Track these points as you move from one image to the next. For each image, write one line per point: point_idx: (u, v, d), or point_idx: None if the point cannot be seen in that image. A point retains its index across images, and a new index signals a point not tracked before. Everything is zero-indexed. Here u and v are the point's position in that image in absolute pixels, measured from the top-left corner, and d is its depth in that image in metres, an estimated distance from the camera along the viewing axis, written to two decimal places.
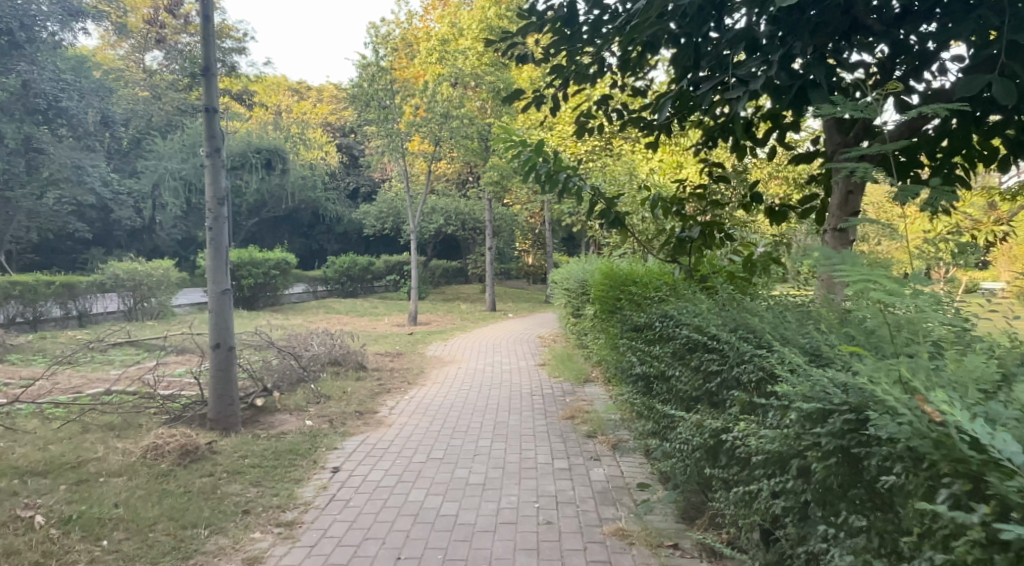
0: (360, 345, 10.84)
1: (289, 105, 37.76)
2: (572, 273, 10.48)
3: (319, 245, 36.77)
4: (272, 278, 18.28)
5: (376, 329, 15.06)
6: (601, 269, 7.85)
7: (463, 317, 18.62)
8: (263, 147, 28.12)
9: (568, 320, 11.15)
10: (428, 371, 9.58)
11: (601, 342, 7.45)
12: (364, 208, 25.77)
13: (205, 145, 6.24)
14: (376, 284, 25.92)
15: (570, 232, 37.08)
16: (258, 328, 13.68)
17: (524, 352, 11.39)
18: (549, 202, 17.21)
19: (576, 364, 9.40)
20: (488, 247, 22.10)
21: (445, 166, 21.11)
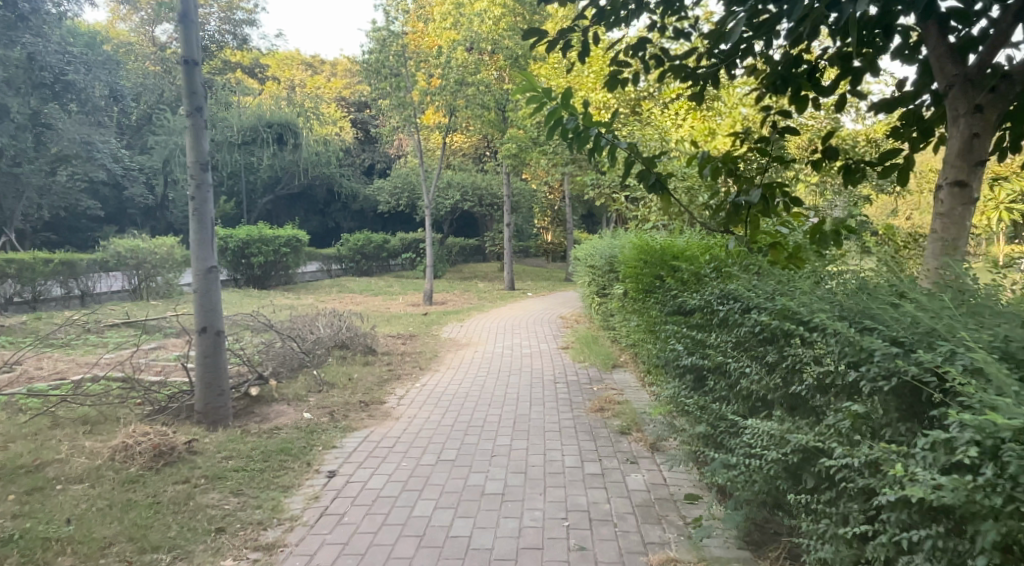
0: (369, 327, 10.16)
1: (302, 80, 36.90)
2: (598, 250, 9.69)
3: (335, 223, 36.19)
4: (284, 256, 17.62)
5: (390, 309, 14.39)
6: (631, 245, 7.08)
7: (480, 296, 17.92)
8: (274, 120, 27.33)
9: (593, 300, 10.40)
10: (441, 355, 8.89)
11: (633, 325, 6.69)
12: (379, 184, 25.05)
13: (185, 103, 5.54)
14: (391, 262, 25.29)
15: (591, 209, 36.13)
16: (266, 308, 13.07)
17: (545, 333, 10.66)
18: (570, 175, 16.34)
19: (603, 348, 8.65)
20: (506, 223, 21.30)
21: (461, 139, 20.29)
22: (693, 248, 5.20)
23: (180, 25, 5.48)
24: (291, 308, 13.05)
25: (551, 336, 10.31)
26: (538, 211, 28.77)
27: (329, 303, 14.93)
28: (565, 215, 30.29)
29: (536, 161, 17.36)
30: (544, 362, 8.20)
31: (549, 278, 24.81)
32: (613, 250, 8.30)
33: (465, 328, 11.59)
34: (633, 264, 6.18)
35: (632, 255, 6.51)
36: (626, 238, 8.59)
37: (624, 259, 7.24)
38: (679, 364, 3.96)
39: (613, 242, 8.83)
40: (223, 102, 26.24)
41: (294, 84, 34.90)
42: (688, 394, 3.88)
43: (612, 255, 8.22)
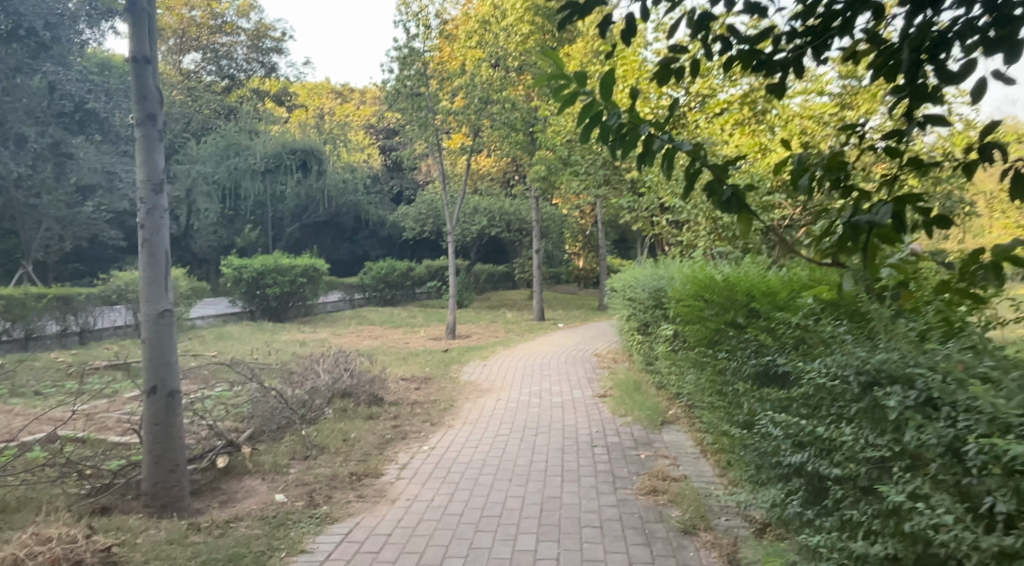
0: (380, 370, 9.00)
1: (331, 107, 36.42)
2: (638, 281, 8.43)
3: (363, 251, 35.50)
4: (301, 287, 16.55)
5: (409, 344, 13.26)
6: (684, 277, 5.80)
7: (508, 328, 16.73)
8: (297, 147, 26.45)
9: (634, 337, 9.12)
10: (459, 404, 7.67)
11: (690, 377, 5.38)
12: (403, 210, 24.13)
13: (133, 108, 4.49)
14: (416, 291, 24.29)
15: (624, 235, 34.89)
16: (273, 345, 12.04)
17: (579, 375, 9.42)
18: (603, 197, 15.13)
19: (648, 398, 7.34)
20: (536, 251, 20.11)
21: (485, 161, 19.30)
22: (777, 286, 3.94)
23: (127, 15, 4.46)
24: (301, 346, 11.99)
25: (585, 379, 9.01)
26: (569, 236, 27.59)
27: (344, 339, 13.87)
28: (597, 240, 29.04)
29: (567, 185, 16.21)
30: (580, 416, 6.91)
31: (581, 307, 23.53)
32: (659, 282, 7.03)
33: (489, 368, 10.37)
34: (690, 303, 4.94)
35: (687, 292, 5.24)
36: (675, 267, 7.30)
37: (674, 292, 5.96)
38: (783, 463, 2.71)
39: (659, 272, 7.54)
40: (247, 129, 25.81)
41: (323, 112, 34.41)
42: (801, 512, 2.61)
43: (658, 287, 6.92)
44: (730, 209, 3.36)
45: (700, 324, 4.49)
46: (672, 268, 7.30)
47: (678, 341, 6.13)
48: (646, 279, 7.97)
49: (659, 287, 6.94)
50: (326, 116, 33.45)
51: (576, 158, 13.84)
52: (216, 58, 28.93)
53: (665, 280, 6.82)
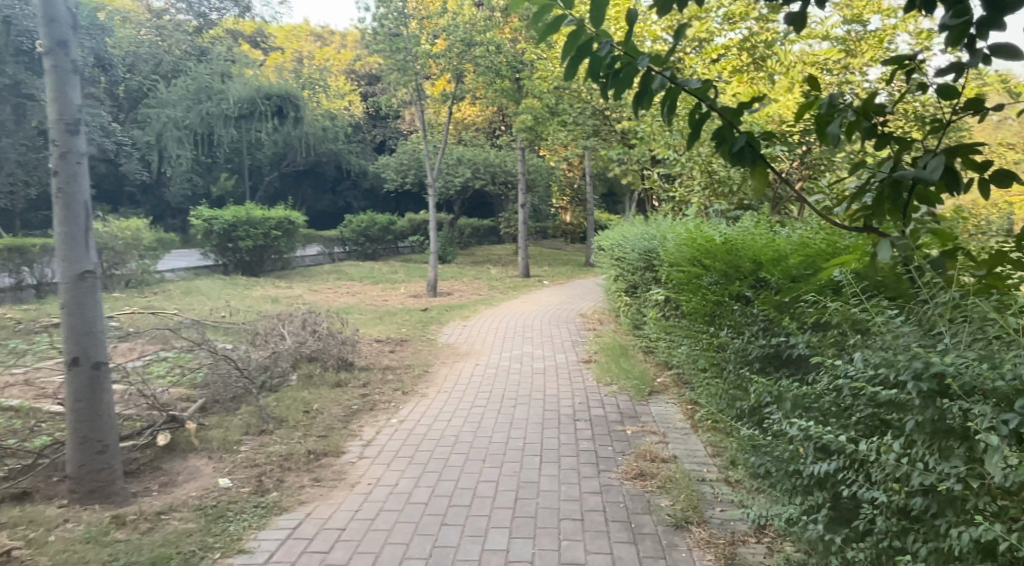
0: (352, 331, 8.47)
1: (311, 51, 34.97)
2: (628, 239, 7.91)
3: (345, 202, 34.60)
4: (275, 240, 15.85)
5: (388, 302, 12.72)
6: (679, 237, 5.29)
7: (491, 285, 16.22)
8: (272, 91, 25.30)
9: (621, 298, 8.65)
10: (434, 370, 7.20)
11: (685, 348, 4.90)
12: (384, 160, 23.26)
13: (41, 33, 3.81)
14: (399, 245, 23.66)
15: (611, 189, 34.22)
16: (243, 302, 11.45)
17: (563, 337, 8.96)
18: (591, 149, 14.48)
19: (635, 363, 6.90)
20: (521, 204, 19.47)
21: (469, 108, 18.44)
22: (788, 251, 3.42)
23: None
24: (272, 303, 11.42)
25: (569, 342, 8.55)
26: (557, 190, 26.93)
27: (320, 295, 13.31)
28: (585, 194, 28.41)
29: (554, 135, 15.51)
30: (562, 384, 6.46)
31: (567, 263, 23.04)
32: (650, 241, 6.52)
33: (468, 328, 9.88)
34: (687, 267, 4.44)
35: (682, 254, 4.73)
36: (669, 224, 6.78)
37: (667, 254, 5.46)
38: (805, 473, 2.26)
39: (650, 230, 7.03)
40: (220, 72, 24.43)
41: (302, 56, 33.03)
42: (826, 535, 2.17)
43: (650, 247, 6.41)
44: (743, 161, 2.81)
45: (699, 293, 4.00)
46: (665, 225, 6.79)
47: (672, 307, 5.66)
48: (636, 237, 7.45)
49: (650, 246, 6.43)
50: (305, 61, 32.11)
51: (563, 107, 13.12)
52: None
53: (657, 240, 6.31)
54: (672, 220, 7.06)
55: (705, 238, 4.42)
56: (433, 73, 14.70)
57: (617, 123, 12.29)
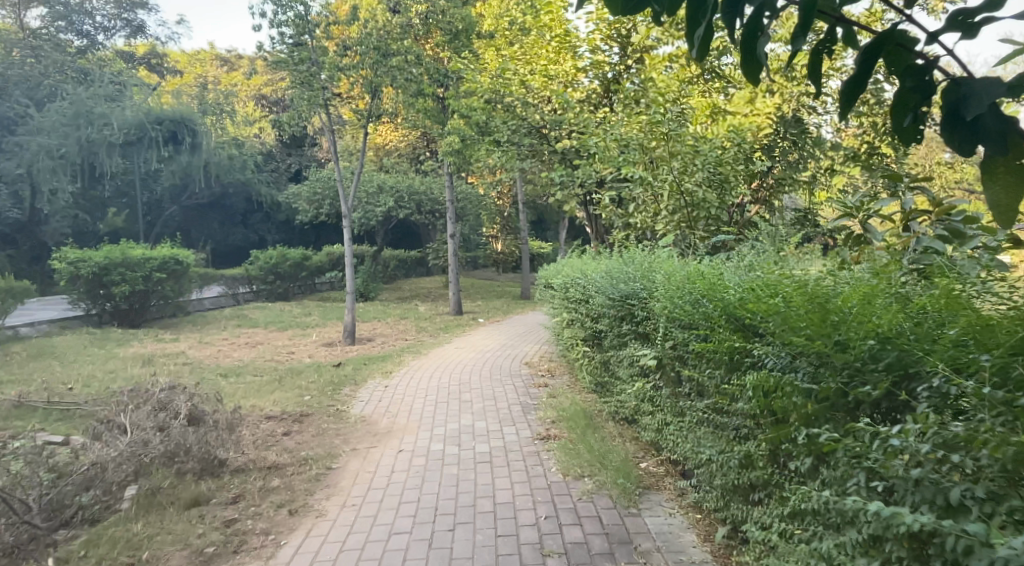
0: (230, 409, 6.45)
1: (216, 76, 32.46)
2: (585, 277, 6.38)
3: (258, 236, 32.07)
4: (160, 283, 13.49)
5: (294, 354, 10.70)
6: (680, 281, 3.79)
7: (419, 326, 14.38)
8: (165, 116, 22.58)
9: (579, 346, 7.07)
10: (341, 459, 5.36)
11: (708, 446, 3.30)
12: (296, 189, 21.15)
13: None
14: (315, 282, 21.49)
15: (540, 216, 33.15)
16: (106, 366, 9.17)
17: (509, 394, 7.32)
18: (525, 173, 13.05)
19: (607, 440, 5.28)
20: (451, 234, 17.77)
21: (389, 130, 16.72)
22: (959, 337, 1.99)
23: None
24: (143, 367, 9.20)
25: (517, 404, 6.84)
26: (486, 217, 25.46)
27: (211, 351, 11.13)
28: (516, 222, 27.11)
29: (485, 159, 14.00)
30: (515, 480, 4.74)
31: (500, 296, 21.45)
32: (622, 280, 5.02)
33: (387, 388, 8.02)
34: (722, 333, 2.93)
35: (704, 310, 3.19)
36: (648, 259, 5.32)
37: (659, 302, 3.95)
38: None
39: (624, 265, 5.55)
40: (106, 95, 21.34)
41: (206, 81, 30.52)
42: None
43: (620, 292, 4.87)
44: (985, 138, 1.62)
45: (776, 384, 2.47)
46: (642, 261, 5.32)
47: (670, 379, 4.09)
48: (601, 274, 5.94)
49: (621, 292, 4.89)
50: (209, 86, 29.64)
51: (492, 125, 11.62)
52: (66, 14, 24.17)
53: (634, 282, 4.79)
54: (647, 255, 5.62)
55: (748, 291, 2.91)
56: (345, 87, 12.89)
57: (555, 142, 10.81)
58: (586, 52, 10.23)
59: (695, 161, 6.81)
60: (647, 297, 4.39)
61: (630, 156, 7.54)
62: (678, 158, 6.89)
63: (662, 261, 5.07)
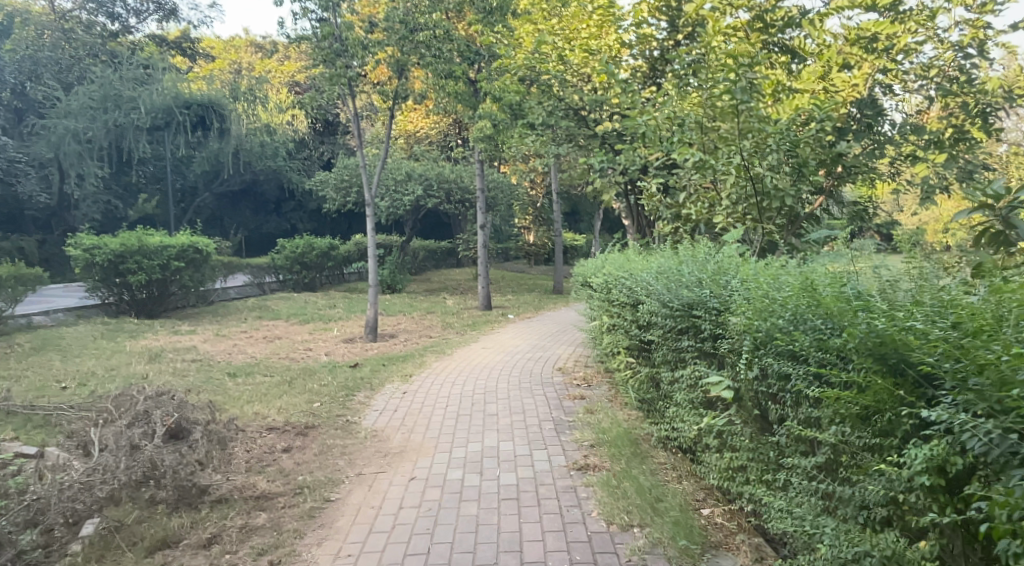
0: (226, 420, 5.72)
1: (250, 62, 32.10)
2: (634, 277, 5.41)
3: (289, 224, 31.75)
4: (179, 272, 12.93)
5: (312, 351, 10.01)
6: (779, 292, 2.81)
7: (447, 321, 13.61)
8: (194, 100, 21.84)
9: (623, 354, 6.15)
10: (343, 487, 4.56)
11: (820, 516, 2.42)
12: (324, 177, 20.57)
13: None
14: (343, 272, 20.86)
15: (574, 206, 32.15)
16: (110, 361, 8.55)
17: (542, 407, 6.44)
18: (561, 160, 12.17)
19: (661, 479, 4.38)
20: (482, 224, 16.94)
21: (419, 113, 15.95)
22: None
23: None
24: (149, 363, 8.56)
25: (549, 420, 5.98)
26: (520, 208, 24.53)
27: (225, 345, 10.47)
28: (549, 212, 26.14)
29: (520, 145, 13.07)
30: (549, 528, 3.86)
31: (532, 290, 20.53)
32: (685, 284, 4.04)
33: (405, 395, 7.21)
34: (870, 377, 2.04)
35: (834, 336, 2.29)
36: (718, 259, 4.31)
37: (747, 318, 2.96)
38: None
39: (685, 265, 4.57)
40: (133, 78, 20.87)
41: (239, 66, 30.19)
42: None
43: (683, 299, 3.89)
44: None
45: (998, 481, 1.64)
46: (709, 261, 4.32)
47: (757, 417, 3.12)
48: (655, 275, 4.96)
49: (684, 299, 3.91)
50: (242, 71, 29.26)
51: (528, 106, 10.69)
52: None
53: (703, 287, 3.80)
54: (715, 253, 4.62)
55: (911, 316, 2.00)
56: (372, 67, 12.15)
57: (596, 125, 9.83)
58: (630, 27, 9.33)
59: (768, 141, 5.69)
60: (724, 309, 3.41)
61: (685, 136, 6.49)
62: (748, 136, 5.73)
63: (738, 262, 4.06)
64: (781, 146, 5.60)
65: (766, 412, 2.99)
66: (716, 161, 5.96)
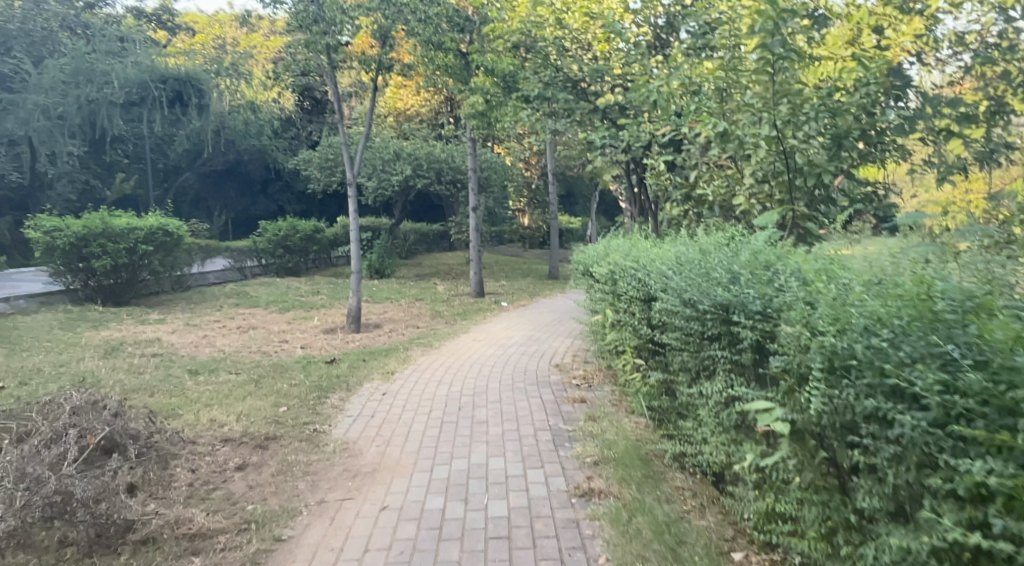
0: (170, 433, 4.95)
1: (235, 38, 30.99)
2: (647, 267, 4.61)
3: (277, 205, 30.86)
4: (148, 256, 12.09)
5: (288, 344, 9.24)
6: (875, 302, 2.00)
7: (435, 309, 12.85)
8: (170, 74, 20.88)
9: (631, 354, 5.39)
10: (299, 521, 3.80)
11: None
12: (309, 156, 19.65)
13: None
14: (330, 256, 20.05)
15: (570, 188, 31.29)
16: (61, 357, 7.76)
17: (537, 413, 5.67)
18: (558, 137, 11.34)
19: (681, 513, 3.64)
20: (474, 207, 16.10)
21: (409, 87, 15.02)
22: None
23: None
24: (104, 359, 7.77)
25: (546, 431, 5.21)
26: (514, 189, 23.69)
27: (194, 337, 9.69)
28: (544, 194, 25.34)
29: (514, 122, 12.25)
30: None
31: (526, 275, 19.76)
32: (715, 279, 3.24)
33: (383, 397, 6.42)
34: None
35: (994, 379, 1.59)
36: (753, 249, 3.50)
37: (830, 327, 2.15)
38: None
39: (712, 256, 3.77)
40: (106, 51, 19.59)
41: (224, 42, 29.12)
42: None
43: (713, 297, 3.08)
44: None
45: None
46: (743, 252, 3.51)
47: (828, 463, 2.34)
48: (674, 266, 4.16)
49: (716, 297, 3.10)
50: (226, 47, 28.20)
51: (522, 77, 9.86)
52: None
53: (744, 285, 2.99)
54: (745, 242, 3.83)
55: None
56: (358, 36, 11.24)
57: (597, 98, 9.02)
58: None
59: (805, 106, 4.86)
60: (779, 316, 2.60)
61: (703, 104, 5.64)
62: (784, 100, 4.85)
63: (783, 254, 3.27)
64: (820, 113, 4.79)
65: (842, 460, 2.21)
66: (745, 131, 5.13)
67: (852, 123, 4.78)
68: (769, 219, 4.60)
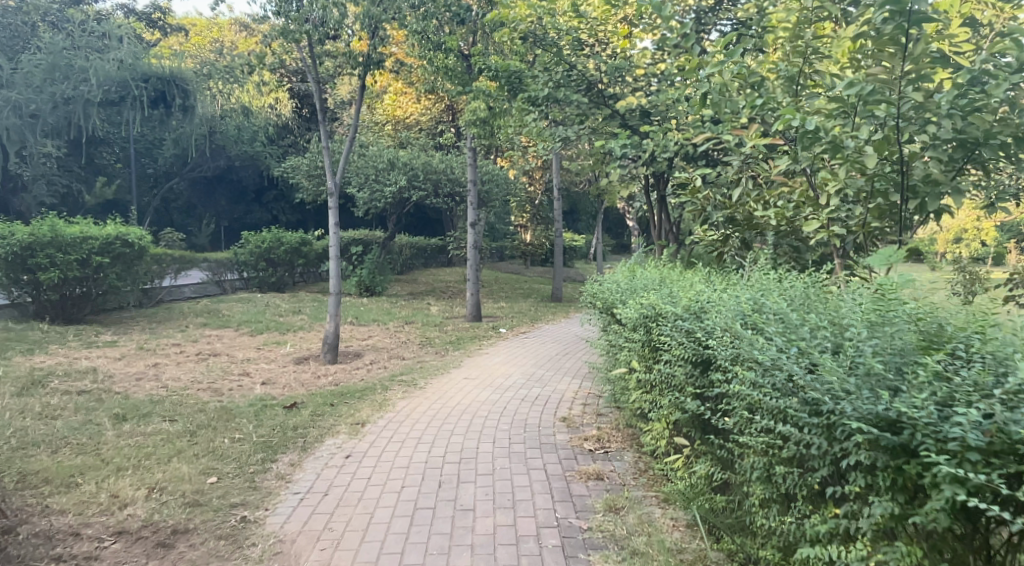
0: (32, 535, 3.61)
1: (232, 40, 29.81)
2: (706, 316, 3.30)
3: (271, 215, 29.67)
4: (104, 270, 10.77)
5: (247, 378, 7.89)
6: None
7: (426, 335, 11.51)
8: (152, 73, 19.10)
9: (666, 426, 4.10)
10: None
11: None
12: (298, 163, 18.38)
13: None
14: (318, 270, 18.74)
15: (575, 204, 30.03)
16: None
17: (540, 499, 4.31)
18: (567, 147, 10.02)
19: None
20: (473, 222, 14.75)
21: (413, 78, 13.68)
22: None
23: None
24: (16, 398, 6.41)
25: (552, 531, 3.86)
26: (516, 204, 22.42)
27: (142, 366, 8.33)
28: (548, 211, 24.10)
29: (519, 129, 10.95)
30: None
31: (528, 296, 18.44)
32: (860, 366, 1.98)
33: (345, 462, 5.07)
34: None
35: None
36: (901, 307, 2.20)
37: None
38: None
39: (823, 316, 2.48)
40: (86, 46, 18.11)
41: (220, 44, 27.97)
42: None
43: (875, 407, 1.82)
44: None
45: None
46: (887, 312, 2.20)
47: None
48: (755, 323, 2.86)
49: (875, 405, 1.86)
50: (221, 48, 27.04)
51: (530, 76, 8.53)
52: None
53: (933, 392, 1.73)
54: (870, 292, 2.50)
55: None
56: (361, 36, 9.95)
57: (615, 103, 7.76)
58: None
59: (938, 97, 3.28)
60: None
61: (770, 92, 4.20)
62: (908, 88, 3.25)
63: (972, 326, 2.00)
64: (950, 112, 3.22)
65: None
66: (847, 130, 3.58)
67: (994, 124, 3.20)
68: (891, 256, 3.14)
